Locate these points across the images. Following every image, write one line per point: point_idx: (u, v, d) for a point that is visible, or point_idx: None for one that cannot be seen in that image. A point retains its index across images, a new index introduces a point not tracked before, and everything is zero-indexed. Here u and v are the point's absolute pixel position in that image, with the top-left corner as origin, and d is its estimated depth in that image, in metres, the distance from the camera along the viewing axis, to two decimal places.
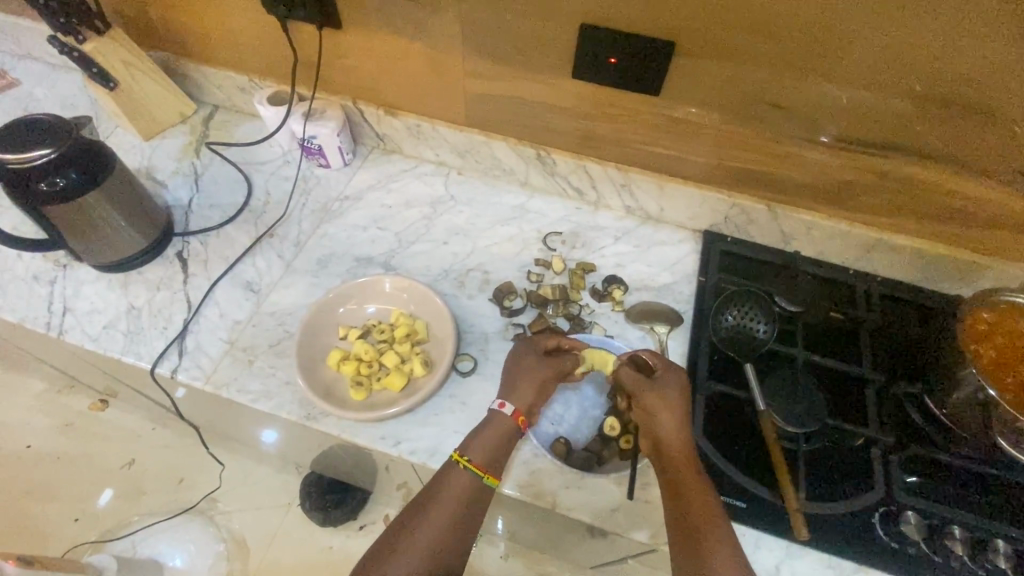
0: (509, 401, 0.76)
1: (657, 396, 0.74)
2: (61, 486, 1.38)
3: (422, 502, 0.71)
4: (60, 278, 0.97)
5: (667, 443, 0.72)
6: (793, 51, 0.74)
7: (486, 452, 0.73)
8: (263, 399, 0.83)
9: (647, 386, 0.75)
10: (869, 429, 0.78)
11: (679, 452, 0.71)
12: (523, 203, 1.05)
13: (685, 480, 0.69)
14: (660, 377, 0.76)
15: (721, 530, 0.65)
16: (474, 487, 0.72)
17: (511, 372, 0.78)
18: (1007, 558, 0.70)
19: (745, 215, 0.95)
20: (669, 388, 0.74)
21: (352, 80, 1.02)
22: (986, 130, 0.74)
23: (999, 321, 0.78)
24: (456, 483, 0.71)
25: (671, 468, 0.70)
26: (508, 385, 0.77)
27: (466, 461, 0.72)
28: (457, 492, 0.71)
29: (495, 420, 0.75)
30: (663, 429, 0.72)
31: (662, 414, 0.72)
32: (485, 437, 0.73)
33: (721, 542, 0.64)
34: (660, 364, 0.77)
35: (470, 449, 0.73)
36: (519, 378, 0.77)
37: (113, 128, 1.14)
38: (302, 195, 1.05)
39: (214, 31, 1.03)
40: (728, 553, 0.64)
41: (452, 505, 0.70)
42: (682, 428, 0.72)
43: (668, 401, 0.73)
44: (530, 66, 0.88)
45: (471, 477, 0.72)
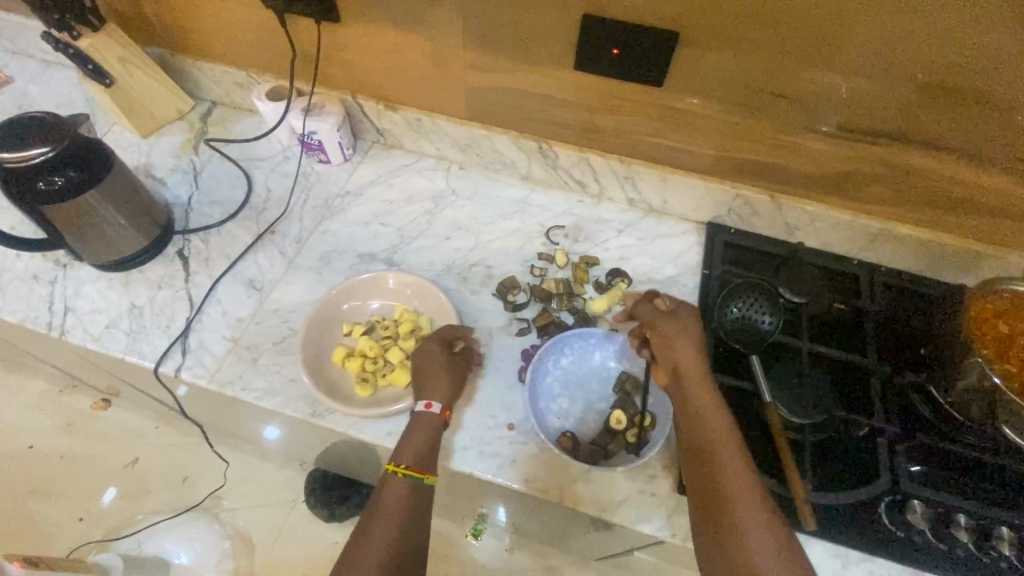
0: (435, 400, 0.77)
1: (671, 325, 0.77)
2: (65, 485, 1.38)
3: (367, 524, 0.68)
4: (60, 278, 0.96)
5: (684, 366, 0.73)
6: (794, 40, 0.73)
7: (420, 453, 0.73)
8: (268, 397, 0.83)
9: (664, 316, 0.78)
10: (875, 419, 0.78)
11: (696, 374, 0.73)
12: (526, 197, 1.04)
13: (701, 397, 0.71)
14: (676, 310, 0.79)
15: (736, 451, 0.66)
16: (415, 492, 0.71)
17: (422, 370, 0.80)
18: (1012, 546, 0.69)
19: (749, 206, 0.95)
20: (684, 319, 0.77)
21: (352, 74, 1.01)
22: (987, 118, 0.73)
23: (1004, 308, 0.78)
24: (396, 492, 0.70)
25: (688, 387, 0.72)
26: (422, 384, 0.79)
27: (403, 468, 0.71)
28: (398, 503, 0.70)
29: (420, 421, 0.76)
30: (680, 352, 0.74)
31: (678, 342, 0.75)
32: (416, 441, 0.74)
33: (735, 454, 0.66)
34: (674, 301, 0.80)
35: (401, 455, 0.73)
36: (428, 372, 0.79)
37: (110, 125, 1.13)
38: (303, 191, 1.04)
39: (210, 25, 1.02)
40: (742, 464, 0.65)
41: (396, 518, 0.68)
42: (698, 352, 0.75)
43: (684, 331, 0.76)
44: (531, 58, 0.87)
45: (411, 482, 0.71)
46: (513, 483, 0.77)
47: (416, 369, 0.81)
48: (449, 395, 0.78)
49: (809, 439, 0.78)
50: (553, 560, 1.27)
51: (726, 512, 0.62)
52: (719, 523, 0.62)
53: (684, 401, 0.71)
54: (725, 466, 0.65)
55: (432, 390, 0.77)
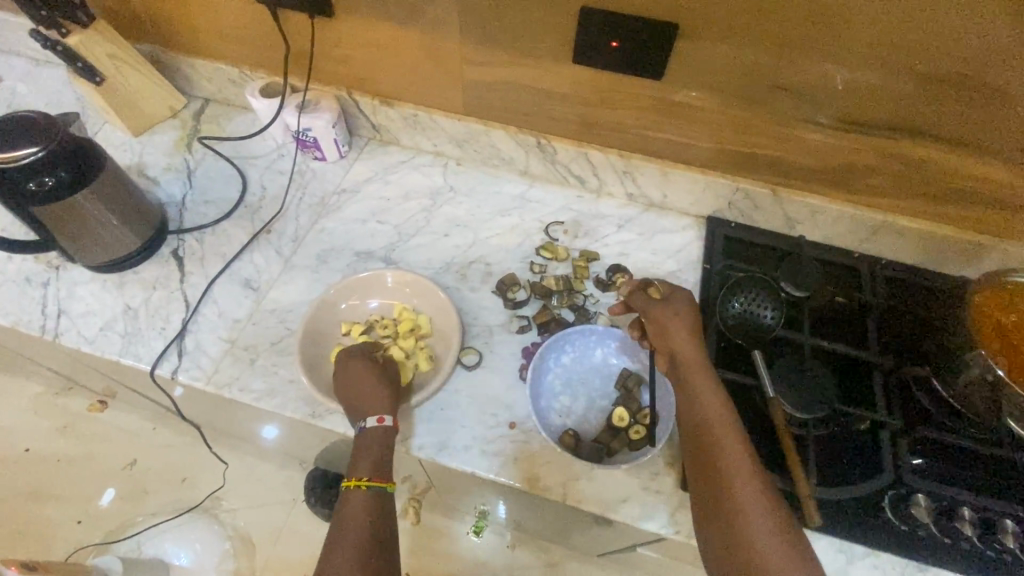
0: (385, 413, 0.74)
1: (666, 312, 0.76)
2: (63, 488, 1.37)
3: (332, 541, 0.67)
4: (53, 280, 0.95)
5: (680, 352, 0.73)
6: (794, 30, 0.72)
7: (381, 465, 0.72)
8: (266, 398, 0.82)
9: (656, 303, 0.77)
10: (878, 413, 0.77)
11: (691, 358, 0.72)
12: (524, 193, 1.03)
13: (696, 381, 0.70)
14: (669, 297, 0.78)
15: (731, 431, 0.66)
16: (376, 498, 0.71)
17: (353, 389, 0.77)
18: (1016, 538, 0.68)
19: (749, 200, 0.94)
20: (680, 306, 0.76)
21: (347, 69, 0.99)
22: (984, 106, 0.73)
23: (1008, 301, 0.78)
24: (358, 502, 0.70)
25: (684, 373, 0.72)
26: (358, 404, 0.76)
27: (366, 482, 0.71)
28: (361, 513, 0.69)
29: (371, 436, 0.74)
30: (674, 338, 0.74)
31: (673, 329, 0.74)
32: (372, 454, 0.72)
33: (730, 434, 0.66)
34: (668, 287, 0.79)
35: (360, 470, 0.72)
36: (358, 388, 0.77)
37: (101, 124, 1.12)
38: (299, 189, 1.03)
39: (201, 21, 1.00)
40: (737, 443, 0.65)
41: (360, 527, 0.68)
42: (692, 335, 0.74)
43: (679, 318, 0.75)
44: (530, 51, 0.86)
45: (372, 490, 0.71)
46: (515, 482, 0.77)
47: (343, 389, 0.78)
48: (391, 403, 0.76)
49: (813, 434, 0.77)
50: (555, 555, 1.27)
51: (726, 503, 0.61)
52: (725, 519, 0.61)
53: (687, 395, 0.70)
54: (731, 466, 0.63)
55: (379, 403, 0.75)
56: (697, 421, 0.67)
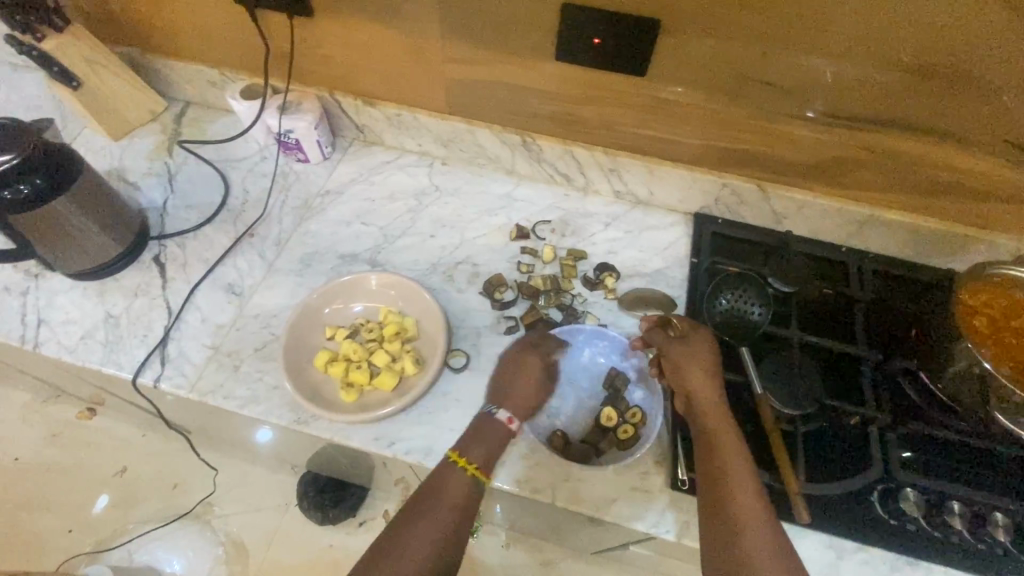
0: (517, 417, 0.76)
1: (683, 351, 0.75)
2: (51, 498, 1.36)
3: (418, 510, 0.70)
4: (33, 289, 0.94)
5: (697, 391, 0.72)
6: (778, 25, 0.72)
7: (490, 456, 0.73)
8: (250, 405, 0.81)
9: (675, 343, 0.76)
10: (866, 408, 0.77)
11: (710, 398, 0.71)
12: (510, 192, 1.02)
13: (712, 419, 0.70)
14: (688, 334, 0.77)
15: (745, 470, 0.66)
16: (470, 489, 0.71)
17: (509, 379, 0.79)
18: (1006, 532, 0.69)
19: (736, 196, 0.94)
20: (698, 347, 0.75)
21: (328, 70, 0.98)
22: (970, 99, 0.72)
23: (995, 293, 0.78)
24: (454, 485, 0.71)
25: (701, 411, 0.71)
26: (507, 394, 0.78)
27: (473, 467, 0.72)
28: (454, 495, 0.70)
29: (490, 426, 0.75)
30: (691, 377, 0.73)
31: (690, 368, 0.73)
32: (487, 443, 0.73)
33: (743, 473, 0.65)
34: (689, 324, 0.78)
35: (471, 452, 0.73)
36: (514, 383, 0.78)
37: (80, 129, 1.10)
38: (282, 192, 1.01)
39: (179, 22, 0.98)
40: (749, 483, 0.65)
41: (445, 514, 0.69)
42: (710, 376, 0.73)
43: (697, 357, 0.74)
44: (512, 49, 0.85)
45: (471, 478, 0.71)
46: (505, 485, 0.76)
47: (500, 376, 0.79)
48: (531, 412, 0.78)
49: (802, 430, 0.77)
50: (549, 554, 1.27)
51: (735, 541, 0.61)
52: (732, 557, 0.61)
53: (703, 439, 0.69)
54: (742, 516, 0.62)
55: (522, 407, 0.77)
56: (711, 466, 0.67)
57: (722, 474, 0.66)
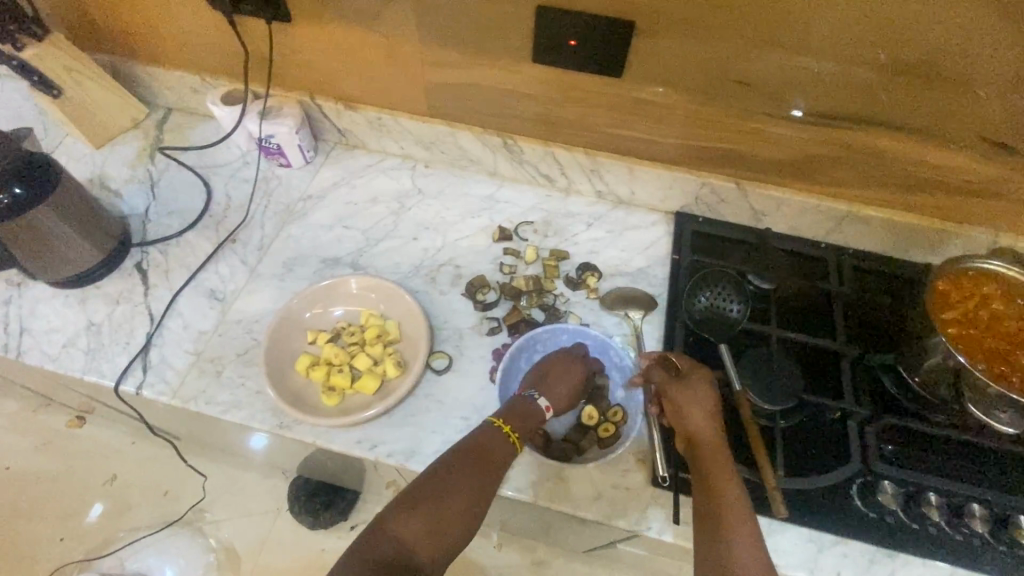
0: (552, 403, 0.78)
1: (684, 393, 0.73)
2: (41, 507, 1.35)
3: (453, 463, 0.69)
4: (16, 297, 0.93)
5: (698, 433, 0.70)
6: (755, 25, 0.72)
7: (526, 430, 0.75)
8: (232, 410, 0.82)
9: (675, 383, 0.74)
10: (845, 402, 0.78)
11: (711, 441, 0.69)
12: (493, 193, 1.03)
13: (713, 462, 0.68)
14: (689, 374, 0.75)
15: (744, 517, 0.63)
16: (504, 450, 0.71)
17: (553, 369, 0.81)
18: (983, 522, 0.70)
19: (716, 194, 0.94)
20: (698, 386, 0.73)
21: (309, 74, 0.98)
22: (950, 97, 0.73)
23: (969, 286, 0.79)
24: (489, 445, 0.71)
25: (700, 454, 0.69)
26: (550, 383, 0.80)
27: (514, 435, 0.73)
28: (488, 452, 0.70)
29: (528, 407, 0.77)
30: (692, 419, 0.71)
31: (690, 410, 0.71)
32: (525, 419, 0.75)
33: (743, 521, 0.62)
34: (690, 362, 0.76)
35: (512, 421, 0.75)
36: (555, 377, 0.80)
37: (62, 137, 1.10)
38: (264, 198, 1.02)
39: (159, 29, 0.98)
40: (749, 531, 0.62)
41: (479, 470, 0.69)
42: (712, 418, 0.71)
43: (698, 399, 0.72)
44: (489, 51, 0.85)
45: (507, 442, 0.72)
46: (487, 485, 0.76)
47: (545, 367, 0.81)
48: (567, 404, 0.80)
49: (780, 425, 0.78)
50: (541, 554, 1.27)
51: None
52: None
53: (702, 477, 0.67)
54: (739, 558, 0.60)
55: (559, 397, 0.79)
56: (709, 504, 0.64)
57: (719, 513, 0.63)
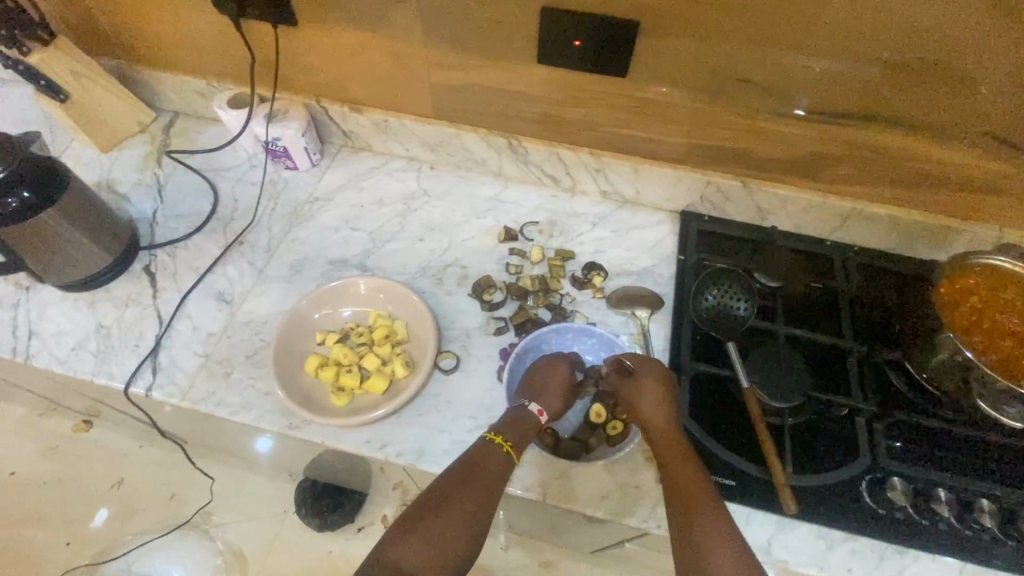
0: (546, 408, 0.78)
1: (634, 391, 0.75)
2: (49, 511, 1.36)
3: (447, 488, 0.69)
4: (24, 301, 0.94)
5: (655, 430, 0.73)
6: (761, 23, 0.73)
7: (524, 441, 0.74)
8: (242, 412, 0.82)
9: (627, 383, 0.77)
10: (853, 399, 0.78)
11: (669, 436, 0.72)
12: (498, 194, 1.03)
13: (672, 457, 0.70)
14: (639, 370, 0.78)
15: (710, 506, 0.65)
16: (499, 471, 0.71)
17: (542, 376, 0.80)
18: (992, 517, 0.71)
19: (721, 192, 0.95)
20: (648, 381, 0.75)
21: (315, 77, 0.99)
22: (952, 94, 0.74)
23: (975, 282, 0.79)
24: (482, 467, 0.70)
25: (660, 449, 0.72)
26: (541, 389, 0.79)
27: (509, 445, 0.72)
28: (482, 475, 0.70)
29: (526, 417, 0.76)
30: (647, 416, 0.73)
31: (642, 408, 0.74)
32: (524, 430, 0.75)
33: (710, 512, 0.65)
34: (639, 359, 0.79)
35: (507, 433, 0.74)
36: (548, 385, 0.79)
37: (69, 141, 1.10)
38: (270, 200, 1.02)
39: (166, 33, 0.99)
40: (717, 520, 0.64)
41: (472, 494, 0.69)
42: (665, 411, 0.73)
43: (648, 396, 0.74)
44: (494, 52, 0.86)
45: (504, 458, 0.71)
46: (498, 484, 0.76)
47: (534, 373, 0.81)
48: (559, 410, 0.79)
49: (789, 422, 0.78)
50: (549, 555, 1.27)
51: None
52: None
53: (663, 468, 0.70)
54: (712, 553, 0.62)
55: (551, 402, 0.78)
56: (679, 503, 0.67)
57: (687, 502, 0.66)
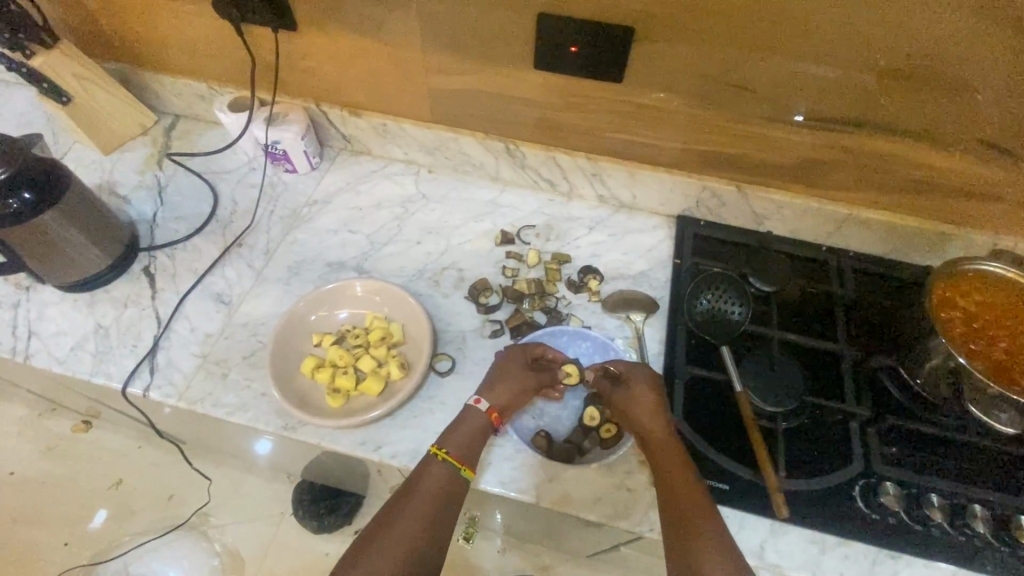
0: (484, 397, 0.77)
1: (625, 396, 0.76)
2: (48, 511, 1.36)
3: (402, 498, 0.71)
4: (24, 302, 0.95)
5: (646, 434, 0.74)
6: (755, 30, 0.73)
7: (462, 442, 0.74)
8: (239, 412, 0.82)
9: (617, 389, 0.78)
10: (846, 404, 0.79)
11: (659, 438, 0.73)
12: (496, 197, 1.04)
13: (663, 460, 0.71)
14: (627, 375, 0.79)
15: (699, 507, 0.66)
16: (451, 480, 0.72)
17: (493, 369, 0.81)
18: (984, 522, 0.71)
19: (717, 197, 0.95)
20: (637, 386, 0.77)
21: (315, 81, 1.00)
22: (945, 101, 0.74)
23: (970, 288, 0.80)
24: (434, 477, 0.72)
25: (652, 454, 0.72)
26: (488, 380, 0.79)
27: (445, 452, 0.73)
28: (435, 485, 0.72)
29: (470, 420, 0.76)
30: (639, 422, 0.74)
31: (633, 413, 0.75)
32: (467, 434, 0.75)
33: (698, 511, 0.66)
34: (625, 364, 0.80)
35: (447, 441, 0.75)
36: (496, 379, 0.79)
37: (72, 143, 1.11)
38: (270, 202, 1.03)
39: (167, 37, 1.00)
40: (706, 518, 0.65)
41: (428, 503, 0.70)
42: (656, 415, 0.74)
43: (639, 400, 0.75)
44: (492, 57, 0.87)
45: (449, 469, 0.73)
46: (491, 486, 0.77)
47: (490, 368, 0.82)
48: (502, 400, 0.78)
49: (782, 426, 0.78)
50: (545, 559, 1.27)
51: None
52: None
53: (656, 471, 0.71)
54: (703, 553, 0.63)
55: (490, 391, 0.78)
56: (670, 506, 0.67)
57: (678, 504, 0.67)
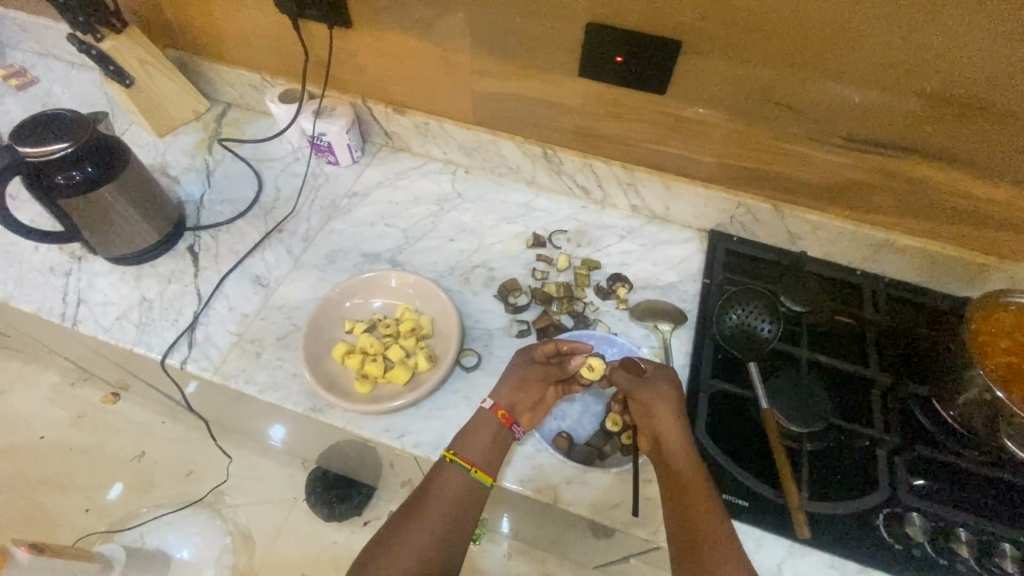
0: (490, 397, 0.78)
1: (653, 395, 0.75)
2: (74, 476, 1.41)
3: (420, 498, 0.72)
4: (75, 270, 0.99)
5: (665, 435, 0.72)
6: (802, 49, 0.74)
7: (474, 446, 0.75)
8: (270, 390, 0.85)
9: (640, 385, 0.76)
10: (874, 429, 0.77)
11: (677, 441, 0.72)
12: (530, 202, 1.05)
13: (679, 462, 0.70)
14: (651, 374, 0.77)
15: (712, 510, 0.66)
16: (465, 484, 0.73)
17: (510, 368, 0.80)
18: (1015, 563, 0.68)
19: (751, 214, 0.95)
20: (660, 386, 0.76)
21: (363, 78, 1.03)
22: (994, 130, 0.73)
23: (1011, 322, 0.78)
24: (447, 480, 0.73)
25: (669, 453, 0.71)
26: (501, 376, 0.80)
27: (452, 454, 0.74)
28: (452, 490, 0.72)
29: (480, 419, 0.76)
30: (660, 420, 0.73)
31: (660, 411, 0.73)
32: (480, 438, 0.75)
33: (712, 514, 0.66)
34: (651, 364, 0.79)
35: (456, 444, 0.75)
36: (503, 379, 0.79)
37: (129, 125, 1.17)
38: (312, 191, 1.06)
39: (227, 29, 1.05)
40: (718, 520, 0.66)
41: (444, 506, 0.71)
42: (677, 417, 0.73)
43: (664, 401, 0.74)
44: (538, 63, 0.89)
45: (461, 472, 0.73)
46: (511, 484, 0.78)
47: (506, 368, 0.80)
48: (507, 391, 0.78)
49: (807, 448, 0.77)
50: (550, 566, 1.27)
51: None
52: None
53: (671, 472, 0.70)
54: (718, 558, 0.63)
55: (496, 389, 0.78)
56: (680, 506, 0.68)
57: (694, 505, 0.67)
